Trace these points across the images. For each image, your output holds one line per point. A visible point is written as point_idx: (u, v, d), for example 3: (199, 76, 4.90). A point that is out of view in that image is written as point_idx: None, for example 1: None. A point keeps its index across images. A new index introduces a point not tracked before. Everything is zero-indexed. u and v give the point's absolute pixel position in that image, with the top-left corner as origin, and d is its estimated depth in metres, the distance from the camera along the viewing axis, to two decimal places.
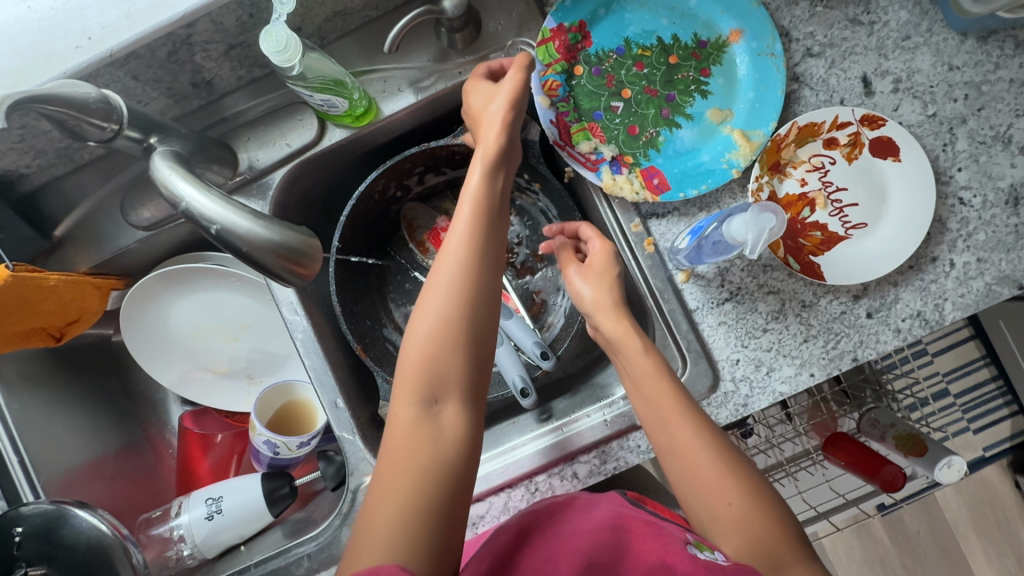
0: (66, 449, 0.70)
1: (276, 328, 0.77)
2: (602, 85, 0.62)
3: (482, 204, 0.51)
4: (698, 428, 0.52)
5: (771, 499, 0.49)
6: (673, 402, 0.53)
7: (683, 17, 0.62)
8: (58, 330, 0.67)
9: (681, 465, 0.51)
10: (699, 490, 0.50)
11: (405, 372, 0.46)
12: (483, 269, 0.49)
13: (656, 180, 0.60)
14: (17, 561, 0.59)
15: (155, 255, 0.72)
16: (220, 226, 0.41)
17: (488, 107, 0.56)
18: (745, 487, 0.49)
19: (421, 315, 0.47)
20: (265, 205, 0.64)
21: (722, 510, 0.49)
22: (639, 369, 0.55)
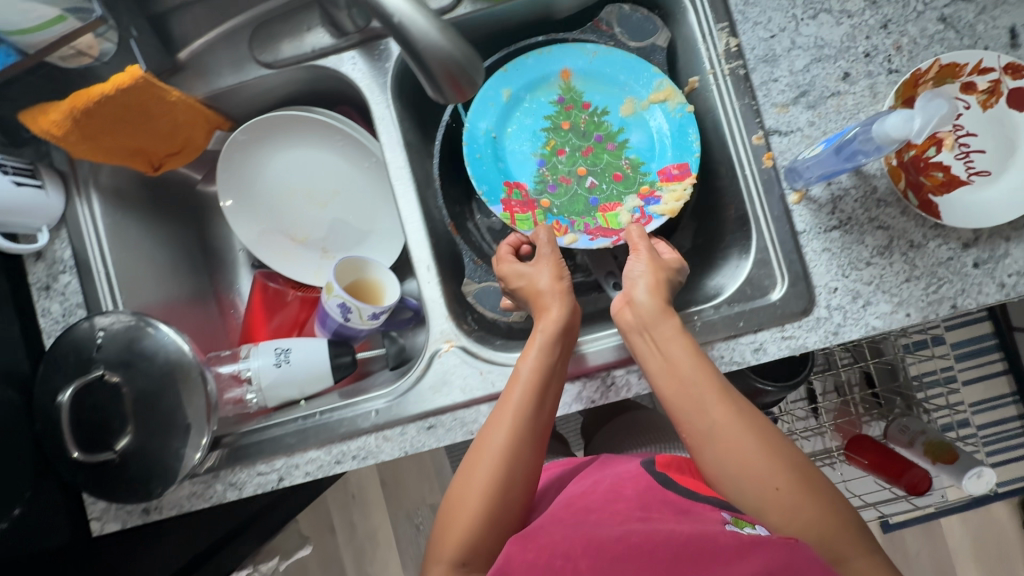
0: (147, 277, 0.72)
1: (364, 200, 0.78)
2: (565, 185, 0.69)
3: (536, 377, 0.56)
4: (733, 416, 0.52)
5: (817, 480, 0.50)
6: (706, 384, 0.53)
7: (535, 109, 0.69)
8: (157, 160, 0.69)
9: (718, 450, 0.52)
10: (738, 472, 0.50)
11: (447, 534, 0.52)
12: (528, 429, 0.55)
13: (675, 172, 0.66)
14: (96, 362, 0.62)
15: (263, 103, 0.72)
16: (401, 17, 0.42)
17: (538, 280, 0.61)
18: (790, 468, 0.50)
19: (466, 479, 0.54)
20: (387, 66, 0.65)
21: (771, 494, 0.49)
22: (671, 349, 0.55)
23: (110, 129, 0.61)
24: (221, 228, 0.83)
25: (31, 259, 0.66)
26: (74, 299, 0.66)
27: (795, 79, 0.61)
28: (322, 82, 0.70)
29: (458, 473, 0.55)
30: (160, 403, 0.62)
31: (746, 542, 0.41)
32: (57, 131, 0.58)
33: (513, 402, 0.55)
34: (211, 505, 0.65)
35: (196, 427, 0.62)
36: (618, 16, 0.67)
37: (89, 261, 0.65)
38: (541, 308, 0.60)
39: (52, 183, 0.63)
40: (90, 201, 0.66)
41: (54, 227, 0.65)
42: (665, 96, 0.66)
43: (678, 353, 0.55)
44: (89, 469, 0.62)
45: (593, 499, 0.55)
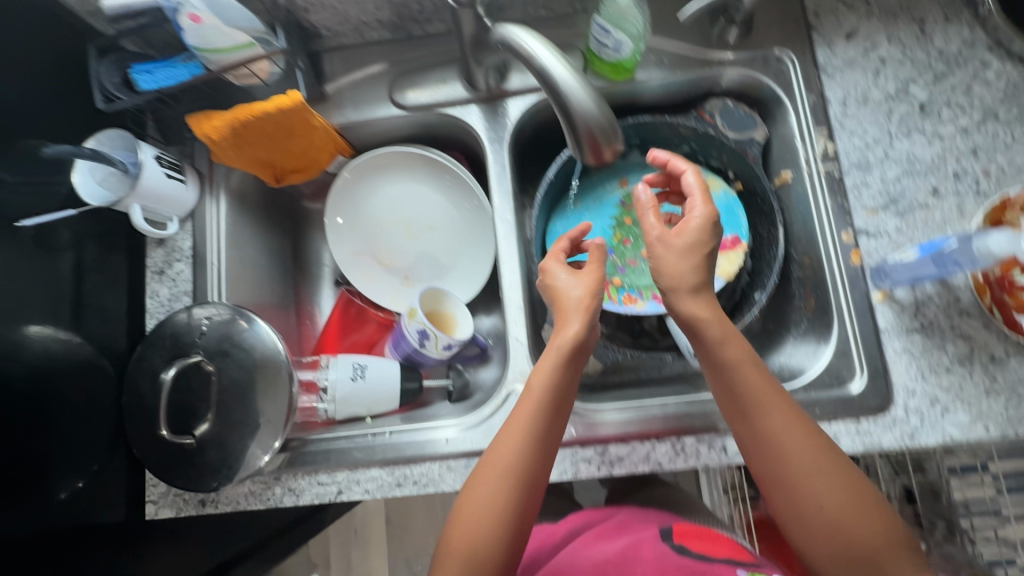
0: (249, 276, 0.77)
1: (456, 238, 0.82)
2: (634, 265, 0.75)
3: (552, 394, 0.54)
4: (841, 500, 0.48)
5: (865, 495, 0.49)
6: (815, 459, 0.49)
7: (600, 210, 0.79)
8: (281, 174, 0.75)
9: (810, 531, 0.49)
10: (832, 554, 0.49)
11: (449, 545, 0.52)
12: (536, 449, 0.53)
13: (726, 242, 0.73)
14: (196, 348, 0.66)
15: (383, 138, 0.79)
16: (564, 88, 0.49)
17: (564, 287, 0.59)
18: (841, 486, 0.49)
19: (473, 492, 0.53)
20: (505, 123, 0.72)
21: (813, 510, 0.49)
22: (767, 416, 0.50)
23: (256, 141, 0.68)
24: (314, 243, 0.88)
25: (153, 244, 0.72)
26: (184, 287, 0.71)
27: (886, 187, 0.65)
28: (441, 128, 0.77)
29: (470, 481, 0.54)
30: (243, 395, 0.65)
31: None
32: (215, 136, 0.65)
33: (522, 420, 0.54)
34: (266, 508, 0.66)
35: (269, 426, 0.64)
36: (722, 109, 0.72)
37: (207, 254, 0.71)
38: (563, 314, 0.58)
39: (192, 179, 0.70)
40: (219, 201, 0.73)
41: (182, 219, 0.71)
42: (708, 185, 0.76)
43: (779, 426, 0.50)
44: (162, 449, 0.64)
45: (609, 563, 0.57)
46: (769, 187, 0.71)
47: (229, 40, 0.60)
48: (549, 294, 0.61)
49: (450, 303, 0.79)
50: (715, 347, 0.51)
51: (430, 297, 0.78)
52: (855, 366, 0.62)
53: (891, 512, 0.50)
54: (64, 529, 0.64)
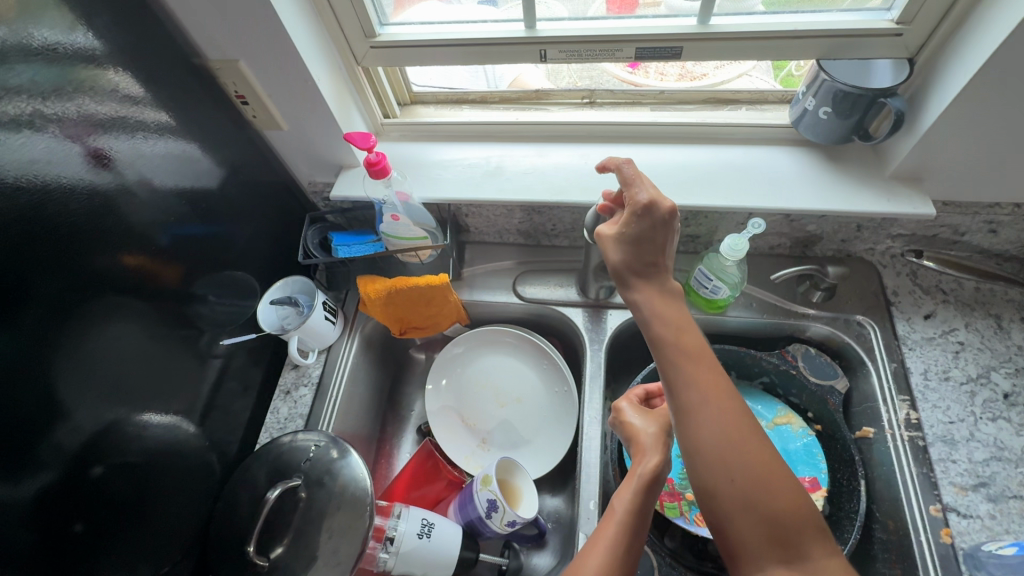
0: (354, 410, 0.86)
1: (539, 416, 0.88)
2: None
3: (635, 514, 0.59)
4: (756, 475, 0.50)
5: (781, 476, 0.50)
6: (726, 432, 0.51)
7: None
8: (406, 327, 0.88)
9: (737, 508, 0.49)
10: (754, 535, 0.49)
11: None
12: (621, 563, 0.55)
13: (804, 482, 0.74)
14: (298, 471, 0.72)
15: (496, 316, 0.92)
16: None
17: (642, 425, 0.68)
18: (754, 462, 0.50)
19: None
20: (605, 328, 0.83)
21: (723, 483, 0.50)
22: (691, 390, 0.53)
23: (399, 302, 0.82)
24: (409, 389, 0.98)
25: (289, 366, 0.84)
26: (301, 410, 0.81)
27: (975, 467, 0.66)
28: (548, 319, 0.89)
29: None
30: (321, 527, 0.69)
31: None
32: (374, 296, 0.80)
33: (609, 536, 0.57)
34: None
35: (336, 567, 0.66)
36: (804, 354, 0.80)
37: (329, 385, 0.82)
38: (641, 448, 0.65)
39: (340, 321, 0.84)
40: (352, 341, 0.86)
41: (320, 351, 0.84)
42: (787, 420, 0.80)
43: (701, 397, 0.52)
44: (231, 563, 0.67)
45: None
46: (849, 436, 0.74)
47: (409, 233, 0.77)
48: (626, 434, 0.68)
49: (519, 477, 0.81)
50: (651, 319, 0.56)
51: (506, 467, 0.81)
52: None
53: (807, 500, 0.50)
54: None
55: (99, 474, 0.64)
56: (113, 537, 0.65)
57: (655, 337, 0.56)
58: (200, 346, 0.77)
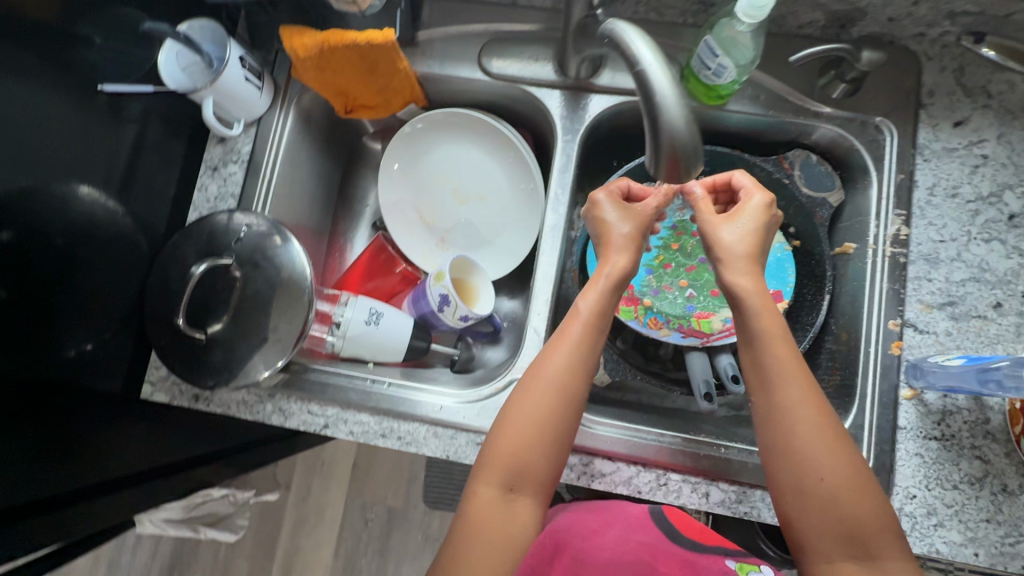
0: (296, 196, 0.77)
1: (501, 216, 0.81)
2: (668, 291, 0.74)
3: (600, 319, 0.57)
4: (819, 461, 0.49)
5: (846, 467, 0.49)
6: (795, 415, 0.50)
7: None
8: (351, 106, 0.75)
9: (804, 502, 0.49)
10: (823, 527, 0.48)
11: (495, 457, 0.53)
12: (582, 367, 0.55)
13: (768, 295, 0.71)
14: (230, 251, 0.66)
15: (458, 98, 0.78)
16: (659, 101, 0.46)
17: (613, 224, 0.61)
18: (824, 454, 0.49)
19: (519, 407, 0.54)
20: (583, 116, 0.71)
21: (793, 473, 0.50)
22: (802, 424, 0.50)
23: (336, 67, 0.68)
24: (362, 181, 0.88)
25: (214, 139, 0.72)
26: (231, 189, 0.71)
27: (948, 287, 0.62)
28: (518, 104, 0.76)
29: (516, 393, 0.55)
30: (260, 308, 0.66)
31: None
32: (302, 53, 0.66)
33: (573, 338, 0.55)
34: (253, 420, 0.67)
35: (275, 345, 0.65)
36: (804, 161, 0.70)
37: (261, 163, 0.72)
38: (611, 246, 0.60)
39: (267, 88, 0.70)
40: (286, 114, 0.73)
41: (247, 124, 0.72)
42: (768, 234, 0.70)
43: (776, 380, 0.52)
44: (171, 335, 0.66)
45: (606, 543, 0.56)
46: (827, 252, 0.69)
47: None
48: (598, 232, 0.62)
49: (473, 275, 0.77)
50: (750, 319, 0.54)
51: (462, 266, 0.77)
52: (863, 447, 0.60)
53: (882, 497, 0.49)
54: (62, 388, 0.64)
55: (8, 239, 0.57)
56: (36, 303, 0.61)
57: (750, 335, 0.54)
58: (97, 105, 0.65)
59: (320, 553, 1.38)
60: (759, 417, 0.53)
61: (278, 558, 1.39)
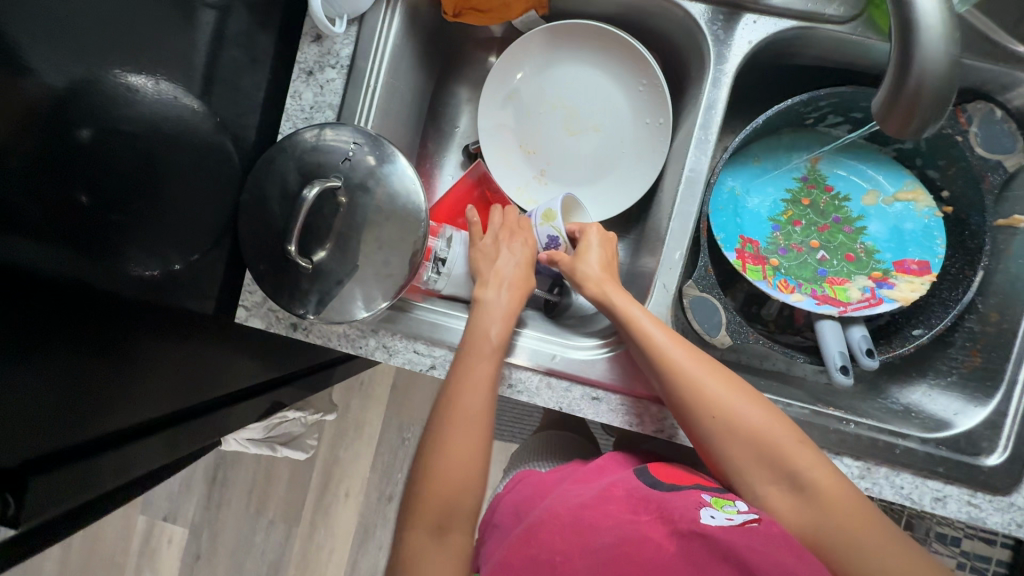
0: (393, 111, 0.69)
1: (616, 151, 0.72)
2: (796, 251, 0.68)
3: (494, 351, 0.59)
4: (733, 433, 0.52)
5: (755, 425, 0.52)
6: (697, 404, 0.53)
7: (779, 180, 0.70)
8: (461, 9, 0.65)
9: (743, 464, 0.52)
10: (755, 473, 0.52)
11: (425, 501, 0.52)
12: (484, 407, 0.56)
13: (912, 266, 0.65)
14: (336, 173, 0.60)
15: (585, 9, 0.68)
16: (921, 30, 0.38)
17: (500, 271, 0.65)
18: (733, 422, 0.52)
19: (440, 451, 0.54)
20: (740, 42, 0.61)
21: (721, 448, 0.53)
22: (708, 409, 0.53)
23: None
24: (456, 99, 0.79)
25: (309, 38, 0.63)
26: (330, 99, 0.63)
27: None
28: (657, 21, 0.66)
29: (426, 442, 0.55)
30: (367, 238, 0.60)
31: (725, 554, 0.43)
32: None
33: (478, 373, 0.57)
34: (355, 354, 0.64)
35: (387, 280, 0.60)
36: (984, 117, 0.61)
37: (363, 70, 0.62)
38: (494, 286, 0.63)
39: None
40: (393, 13, 0.63)
41: (350, 21, 0.62)
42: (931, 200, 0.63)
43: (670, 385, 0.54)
44: (271, 260, 0.61)
45: (577, 496, 0.54)
46: (991, 223, 0.62)
47: None
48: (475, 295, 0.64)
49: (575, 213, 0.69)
50: (630, 328, 0.56)
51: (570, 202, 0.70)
52: (1006, 434, 0.57)
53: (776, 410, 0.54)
54: (150, 305, 0.60)
55: (90, 137, 0.52)
56: (126, 211, 0.55)
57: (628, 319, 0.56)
58: None
59: (359, 465, 1.42)
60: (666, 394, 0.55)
61: (319, 466, 1.44)
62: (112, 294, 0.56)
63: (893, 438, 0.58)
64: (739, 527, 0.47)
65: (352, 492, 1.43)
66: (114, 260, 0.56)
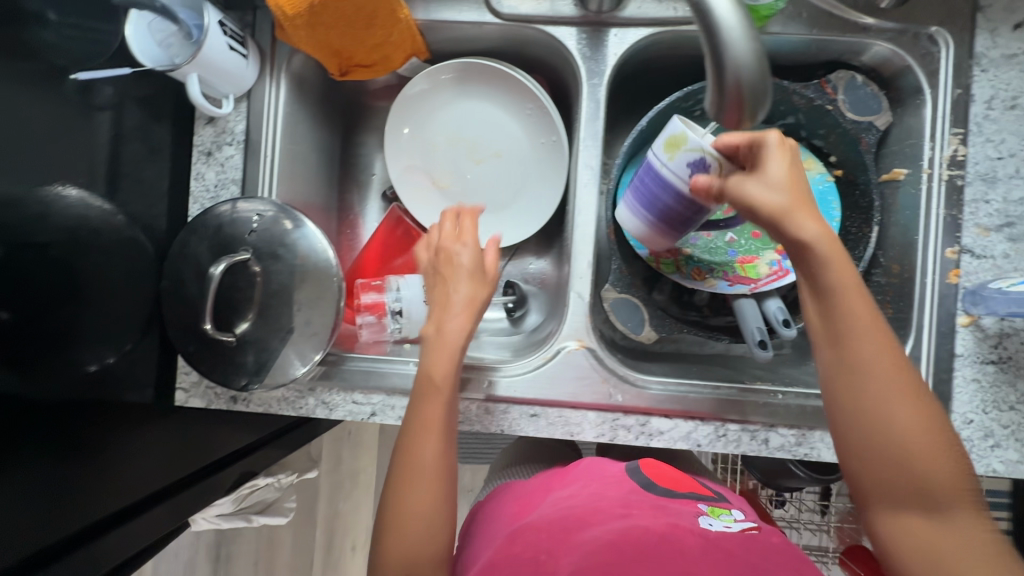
0: (298, 174, 0.71)
1: (522, 172, 0.75)
2: (707, 237, 0.70)
3: (446, 391, 0.55)
4: (902, 451, 0.43)
5: (939, 460, 0.43)
6: (880, 403, 0.44)
7: None
8: (346, 66, 0.67)
9: (883, 477, 0.44)
10: (891, 492, 0.44)
11: (388, 552, 0.50)
12: (442, 454, 0.53)
13: None
14: (245, 244, 0.62)
15: (464, 46, 0.71)
16: (726, 30, 0.41)
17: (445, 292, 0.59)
18: (908, 439, 0.43)
19: (402, 502, 0.51)
20: (607, 54, 0.64)
21: (874, 451, 0.44)
22: (884, 411, 0.44)
23: (333, 26, 0.60)
24: (365, 148, 0.82)
25: (202, 120, 0.65)
26: (232, 174, 0.65)
27: (1006, 208, 0.60)
28: (533, 46, 0.69)
29: (392, 492, 0.52)
30: (287, 303, 0.62)
31: (723, 551, 0.46)
32: (290, 11, 0.57)
33: (430, 411, 0.54)
34: (297, 415, 0.66)
35: (313, 338, 0.62)
36: (848, 84, 0.65)
37: (259, 142, 0.65)
38: (447, 307, 0.58)
39: (253, 55, 0.63)
40: (277, 84, 0.65)
41: (238, 98, 0.64)
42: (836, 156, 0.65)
43: (865, 365, 0.44)
44: (198, 339, 0.62)
45: (577, 504, 0.55)
46: (876, 180, 0.66)
47: None
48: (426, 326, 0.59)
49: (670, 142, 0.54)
50: (819, 271, 0.45)
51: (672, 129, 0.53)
52: (923, 377, 0.59)
53: (958, 451, 0.44)
54: (93, 404, 0.60)
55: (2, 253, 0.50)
56: (52, 318, 0.55)
57: (817, 279, 0.45)
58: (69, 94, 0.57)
59: (360, 512, 1.44)
60: (826, 375, 0.46)
61: (318, 524, 1.43)
62: (53, 401, 0.56)
63: (819, 401, 0.61)
64: (738, 534, 0.50)
65: (357, 543, 1.42)
66: (50, 369, 0.55)
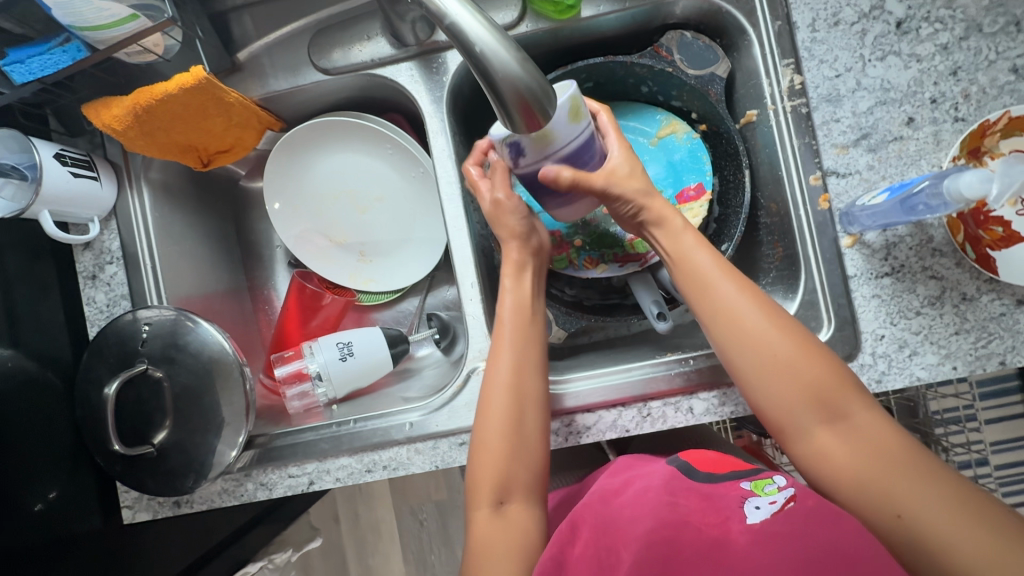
0: (190, 270, 0.73)
1: (406, 209, 0.76)
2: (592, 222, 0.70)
3: (519, 311, 0.58)
4: (784, 363, 0.48)
5: (824, 366, 0.48)
6: (760, 326, 0.49)
7: None
8: (207, 156, 0.68)
9: (781, 396, 0.48)
10: (795, 410, 0.48)
11: (477, 479, 0.53)
12: (521, 369, 0.56)
13: (690, 192, 0.69)
14: (140, 356, 0.63)
15: (313, 107, 0.73)
16: (481, 48, 0.41)
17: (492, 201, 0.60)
18: (794, 355, 0.48)
19: (482, 444, 0.54)
20: (440, 81, 0.65)
21: (768, 364, 0.48)
22: (758, 333, 0.49)
23: (166, 127, 0.62)
24: (260, 226, 0.84)
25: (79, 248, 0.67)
26: (119, 290, 0.67)
27: (858, 120, 0.59)
28: (376, 89, 0.70)
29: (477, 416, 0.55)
30: (196, 399, 0.63)
31: (770, 535, 0.41)
32: (119, 126, 0.60)
33: (507, 330, 0.57)
34: (240, 503, 0.66)
35: (227, 427, 0.63)
36: (680, 42, 0.65)
37: (136, 254, 0.67)
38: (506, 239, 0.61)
39: (106, 174, 0.65)
40: (139, 193, 0.67)
41: (104, 218, 0.66)
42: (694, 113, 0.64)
43: (726, 297, 0.51)
44: (123, 456, 0.63)
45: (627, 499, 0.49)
46: (734, 126, 0.66)
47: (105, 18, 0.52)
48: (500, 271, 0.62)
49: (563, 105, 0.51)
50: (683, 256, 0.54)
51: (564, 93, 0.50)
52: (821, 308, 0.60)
53: (833, 355, 0.49)
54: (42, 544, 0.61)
55: None
56: None
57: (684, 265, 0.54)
58: None
59: None
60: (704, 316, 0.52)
61: None
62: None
63: None
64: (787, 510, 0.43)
65: None
66: None
